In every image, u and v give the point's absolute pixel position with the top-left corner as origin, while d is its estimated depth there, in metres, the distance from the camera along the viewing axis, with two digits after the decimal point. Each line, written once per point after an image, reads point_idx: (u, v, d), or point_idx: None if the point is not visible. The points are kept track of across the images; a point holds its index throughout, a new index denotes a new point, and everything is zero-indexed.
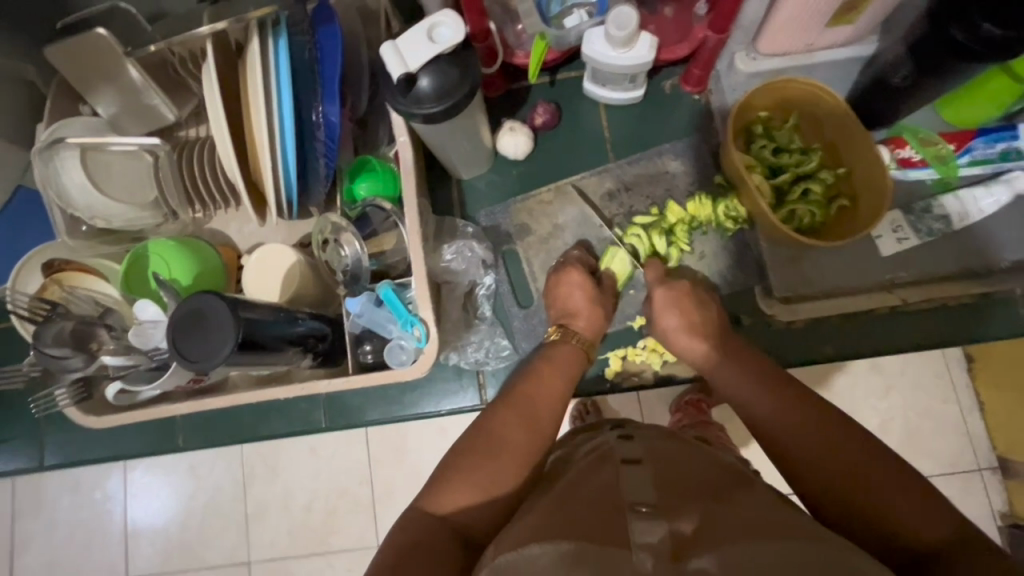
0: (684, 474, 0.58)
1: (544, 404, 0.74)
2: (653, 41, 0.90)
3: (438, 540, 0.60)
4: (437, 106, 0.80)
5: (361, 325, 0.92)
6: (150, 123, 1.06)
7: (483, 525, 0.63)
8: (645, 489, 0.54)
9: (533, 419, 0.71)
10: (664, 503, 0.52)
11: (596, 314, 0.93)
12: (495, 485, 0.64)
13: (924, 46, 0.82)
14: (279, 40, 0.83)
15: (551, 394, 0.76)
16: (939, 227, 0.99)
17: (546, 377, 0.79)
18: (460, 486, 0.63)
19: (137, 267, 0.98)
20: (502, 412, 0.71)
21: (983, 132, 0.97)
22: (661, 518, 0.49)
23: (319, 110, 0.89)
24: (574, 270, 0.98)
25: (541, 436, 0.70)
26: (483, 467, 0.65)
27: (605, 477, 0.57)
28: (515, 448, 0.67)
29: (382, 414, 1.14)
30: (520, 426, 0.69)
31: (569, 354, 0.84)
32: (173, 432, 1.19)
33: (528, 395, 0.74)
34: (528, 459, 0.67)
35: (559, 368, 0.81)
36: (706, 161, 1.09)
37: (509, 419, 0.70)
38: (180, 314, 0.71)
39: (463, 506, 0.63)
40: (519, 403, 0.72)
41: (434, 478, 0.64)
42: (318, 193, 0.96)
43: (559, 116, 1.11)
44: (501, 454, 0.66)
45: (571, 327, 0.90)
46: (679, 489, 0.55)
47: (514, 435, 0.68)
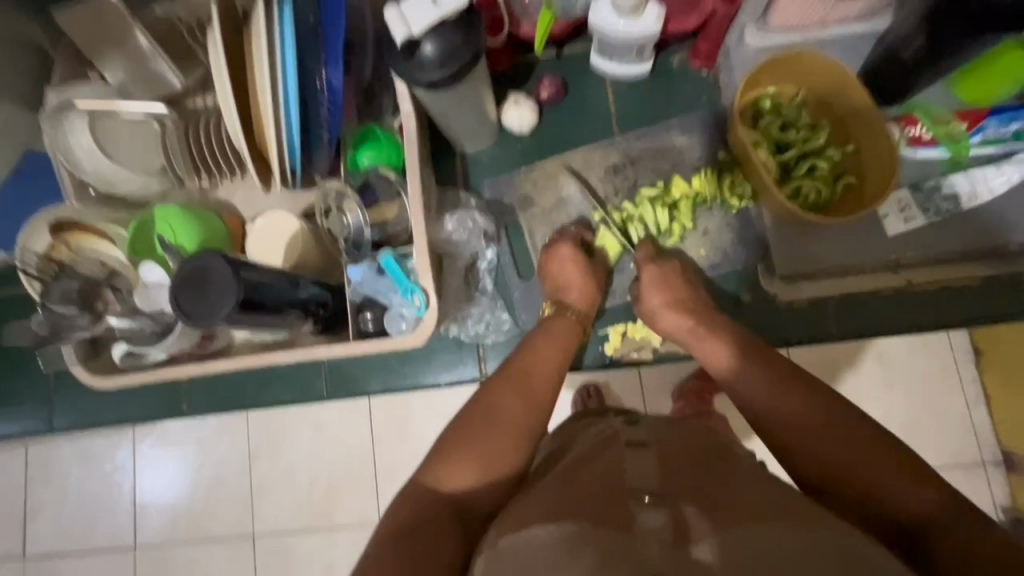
0: (687, 453, 0.59)
1: (540, 379, 0.74)
2: (660, 10, 0.89)
3: (439, 519, 0.60)
4: (441, 72, 0.80)
5: (363, 292, 0.94)
6: (153, 89, 1.04)
7: (480, 502, 0.63)
8: (649, 473, 0.54)
9: (533, 403, 0.71)
10: (669, 488, 0.52)
11: (585, 287, 0.93)
12: (492, 465, 0.64)
13: (936, 18, 0.80)
14: (284, 3, 0.83)
15: (547, 368, 0.76)
16: (948, 207, 0.98)
17: (539, 350, 0.79)
18: (455, 462, 0.64)
19: (142, 232, 0.99)
20: (500, 388, 0.71)
21: (997, 110, 0.94)
22: (667, 499, 0.49)
23: (322, 75, 0.89)
24: (559, 246, 0.97)
25: (538, 404, 0.71)
26: (482, 442, 0.65)
27: (610, 456, 0.58)
28: (509, 422, 0.68)
29: (382, 384, 1.16)
30: (513, 401, 0.70)
31: (564, 327, 0.84)
32: (178, 398, 1.21)
33: (521, 368, 0.74)
34: (524, 438, 0.68)
35: (562, 345, 0.81)
36: (713, 137, 1.08)
37: (507, 393, 0.70)
38: (184, 272, 0.72)
39: (463, 486, 0.63)
40: (515, 377, 0.73)
41: (435, 453, 0.65)
42: (321, 162, 0.97)
43: (564, 90, 1.11)
44: (504, 430, 0.67)
45: (565, 301, 0.91)
46: (684, 471, 0.55)
47: (509, 412, 0.69)
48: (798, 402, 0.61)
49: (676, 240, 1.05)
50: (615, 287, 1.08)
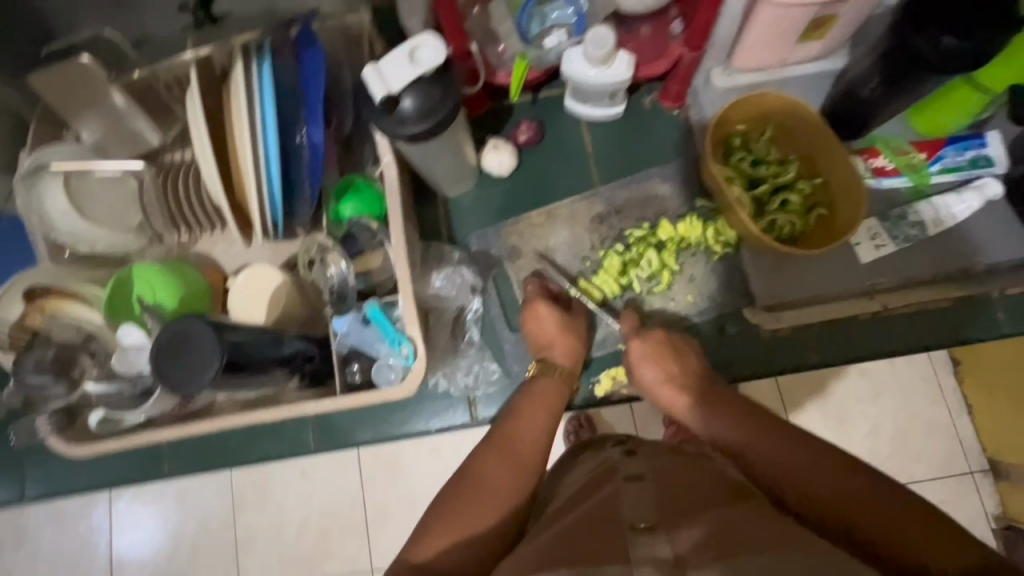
0: (680, 480, 0.58)
1: (528, 440, 0.73)
2: (630, 58, 0.91)
3: None
4: (421, 126, 0.81)
5: (348, 344, 0.92)
6: (133, 147, 1.06)
7: (464, 570, 0.60)
8: (643, 505, 0.54)
9: (520, 464, 0.69)
10: (662, 518, 0.52)
11: (571, 344, 0.92)
12: (475, 531, 0.62)
13: (893, 57, 0.84)
14: (263, 63, 0.84)
15: (532, 432, 0.74)
16: (915, 233, 1.00)
17: (526, 411, 0.77)
18: (442, 528, 0.62)
19: (121, 291, 0.97)
20: (487, 454, 0.70)
21: (952, 139, 0.99)
22: (660, 532, 0.50)
23: (303, 131, 0.88)
24: (542, 305, 0.95)
25: (524, 469, 0.69)
26: (466, 510, 0.63)
27: (604, 494, 0.57)
28: (499, 487, 0.66)
29: (371, 435, 1.11)
30: (500, 465, 0.69)
31: (550, 387, 0.83)
32: (157, 459, 1.15)
33: (509, 429, 0.74)
34: (509, 499, 0.66)
35: (550, 401, 0.80)
36: (689, 174, 1.11)
37: (496, 463, 0.69)
38: (166, 337, 0.70)
39: (434, 552, 0.60)
40: (499, 443, 0.71)
41: (421, 524, 0.63)
42: (303, 215, 0.94)
43: (542, 132, 1.13)
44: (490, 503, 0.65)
45: (550, 357, 0.90)
46: (678, 500, 0.55)
47: (497, 476, 0.67)
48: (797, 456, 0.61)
49: (664, 286, 1.06)
50: (605, 336, 1.08)
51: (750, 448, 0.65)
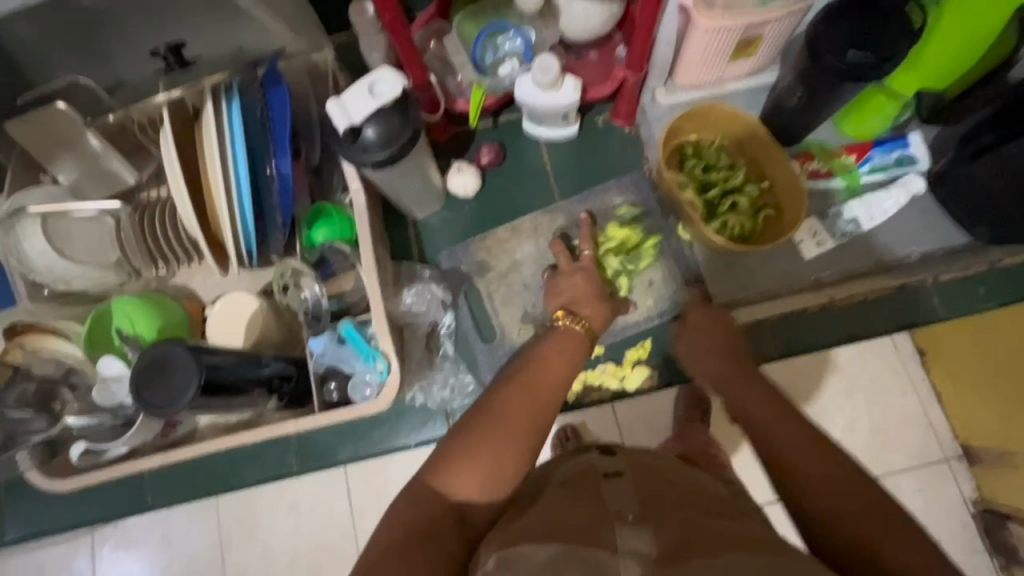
0: (663, 482, 0.59)
1: (548, 383, 0.72)
2: (577, 82, 0.99)
3: (444, 525, 0.57)
4: (384, 152, 0.87)
5: (325, 364, 0.95)
6: (109, 186, 1.11)
7: (478, 510, 0.60)
8: (627, 498, 0.54)
9: (540, 403, 0.68)
10: (646, 511, 0.52)
11: (598, 304, 0.93)
12: (500, 468, 0.61)
13: (809, 76, 0.93)
14: (232, 102, 0.89)
15: (552, 376, 0.73)
16: (850, 229, 1.08)
17: (546, 360, 0.76)
18: (467, 462, 0.61)
19: (98, 328, 1.00)
20: (510, 392, 0.68)
21: (878, 142, 1.08)
22: (647, 527, 0.49)
23: (272, 163, 0.93)
24: (563, 254, 1.02)
25: (544, 409, 0.68)
26: (489, 445, 0.62)
27: (588, 489, 0.57)
28: (521, 426, 0.65)
29: (353, 452, 1.14)
30: (521, 405, 0.67)
31: (569, 339, 0.82)
32: (140, 492, 1.16)
33: (529, 371, 0.72)
34: (529, 441, 0.64)
35: (571, 352, 0.80)
36: (643, 186, 1.18)
37: (519, 401, 0.67)
38: (142, 364, 0.73)
39: (465, 490, 0.60)
40: (521, 391, 0.69)
41: (441, 455, 0.62)
42: (276, 243, 0.98)
43: (503, 153, 1.20)
44: (513, 442, 0.63)
45: (578, 312, 0.89)
46: (659, 499, 0.54)
47: (518, 417, 0.65)
48: (826, 471, 0.59)
49: (646, 263, 1.13)
50: None
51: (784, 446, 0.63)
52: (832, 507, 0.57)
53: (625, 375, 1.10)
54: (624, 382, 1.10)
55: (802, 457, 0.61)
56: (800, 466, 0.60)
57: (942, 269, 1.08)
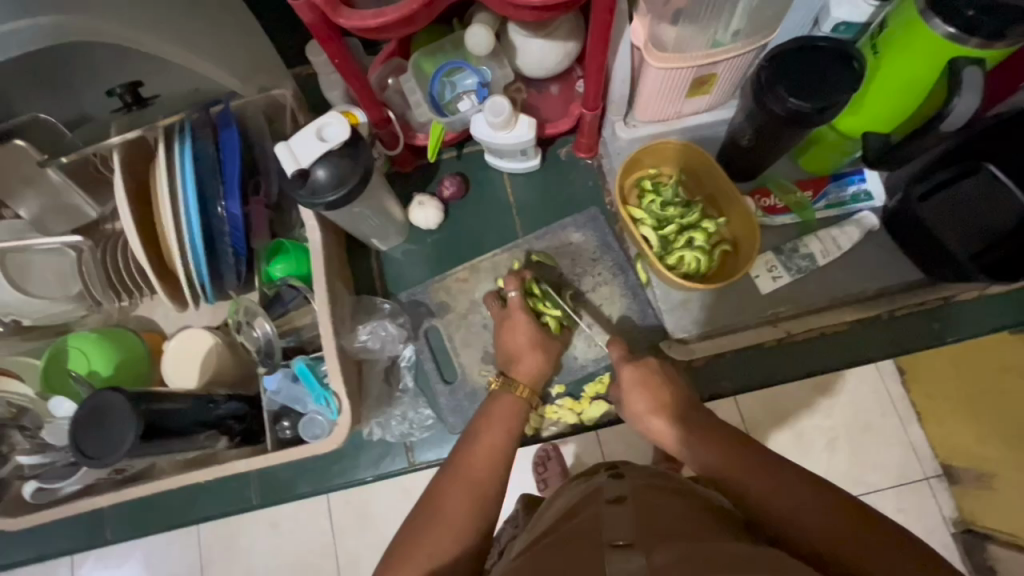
0: (665, 507, 0.56)
1: (483, 459, 0.71)
2: (531, 121, 1.00)
3: None
4: (336, 193, 0.87)
5: (279, 401, 0.96)
6: (72, 221, 1.13)
7: None
8: (622, 526, 0.51)
9: (476, 482, 0.68)
10: (640, 537, 0.49)
11: (535, 357, 0.93)
12: (446, 562, 0.61)
13: (756, 120, 0.93)
14: (184, 145, 0.92)
15: (487, 449, 0.73)
16: (806, 265, 1.09)
17: (484, 432, 0.75)
18: (406, 563, 0.60)
19: (54, 363, 1.00)
20: (445, 483, 0.68)
21: (834, 177, 1.09)
22: (637, 552, 0.46)
23: (222, 204, 0.93)
24: (495, 304, 1.02)
25: (484, 487, 0.67)
26: (424, 543, 0.61)
27: (588, 517, 0.55)
28: (455, 518, 0.64)
29: (312, 486, 1.13)
30: (457, 499, 0.66)
31: (508, 404, 0.82)
32: (100, 525, 1.16)
33: (462, 447, 0.73)
34: (473, 525, 0.64)
35: (506, 416, 0.79)
36: (603, 220, 1.19)
37: (453, 488, 0.67)
38: (81, 412, 0.74)
39: None
40: (460, 474, 0.68)
41: (383, 564, 0.61)
42: (231, 279, 0.99)
43: (466, 186, 1.21)
44: (452, 528, 0.63)
45: (512, 372, 0.91)
46: (656, 526, 0.51)
47: (452, 509, 0.64)
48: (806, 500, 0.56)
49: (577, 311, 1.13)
50: None
51: (761, 484, 0.59)
52: (824, 538, 0.54)
53: (583, 409, 1.10)
54: (582, 416, 1.10)
55: (776, 495, 0.58)
56: (783, 509, 0.57)
57: (897, 304, 1.09)
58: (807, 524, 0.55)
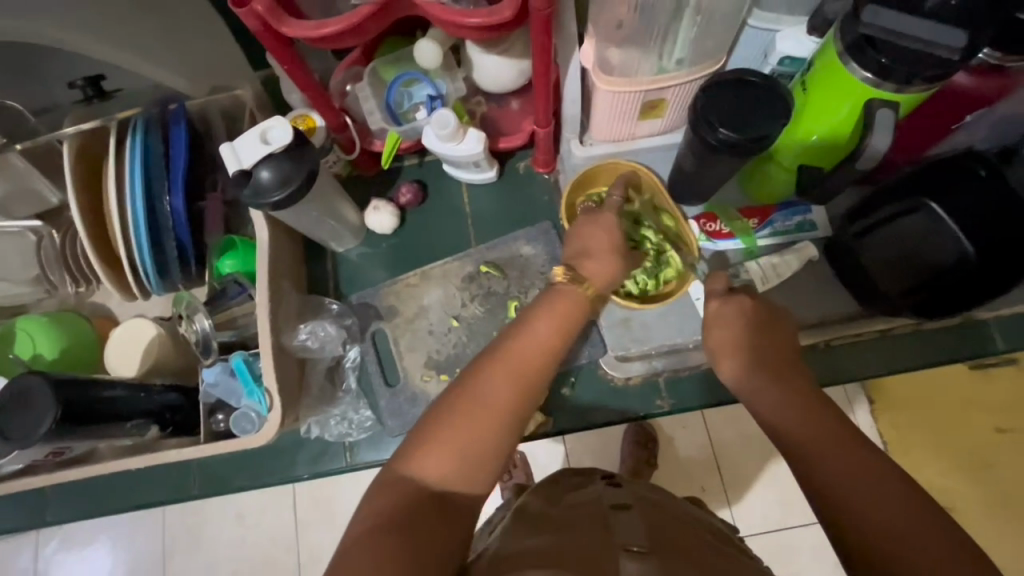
0: (669, 522, 0.61)
1: (532, 351, 0.62)
2: (480, 135, 1.03)
3: (425, 508, 0.53)
4: (281, 192, 0.89)
5: (215, 395, 0.98)
6: (33, 205, 1.14)
7: (462, 499, 0.55)
8: (636, 532, 0.57)
9: (520, 377, 0.60)
10: (654, 547, 0.55)
11: (608, 249, 0.77)
12: (478, 448, 0.56)
13: (693, 149, 0.95)
14: (134, 139, 0.95)
15: (533, 348, 0.63)
16: (746, 290, 1.09)
17: (535, 325, 0.65)
18: (446, 442, 0.55)
19: (3, 343, 1.03)
20: (485, 371, 0.60)
21: (780, 206, 1.10)
22: (654, 561, 0.52)
23: (167, 199, 0.96)
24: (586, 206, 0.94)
25: (523, 394, 0.59)
26: (463, 428, 0.56)
27: (596, 517, 0.60)
28: (495, 408, 0.57)
29: (251, 480, 1.15)
30: (501, 385, 0.59)
31: (574, 302, 0.69)
32: (43, 505, 1.17)
33: (507, 346, 0.62)
34: (505, 433, 0.58)
35: (561, 316, 0.67)
36: (554, 236, 1.21)
37: (496, 381, 0.59)
38: (2, 394, 0.77)
39: (442, 473, 0.55)
40: (509, 364, 0.60)
41: (416, 433, 0.57)
42: (176, 273, 1.01)
43: (424, 193, 1.23)
44: (490, 427, 0.57)
45: (580, 268, 0.74)
46: (664, 538, 0.57)
47: (499, 395, 0.58)
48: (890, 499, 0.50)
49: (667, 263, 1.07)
50: None
51: (851, 488, 0.51)
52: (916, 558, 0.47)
53: None
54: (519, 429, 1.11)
55: (867, 492, 0.51)
56: (853, 507, 0.51)
57: (836, 333, 1.10)
58: (889, 524, 0.49)
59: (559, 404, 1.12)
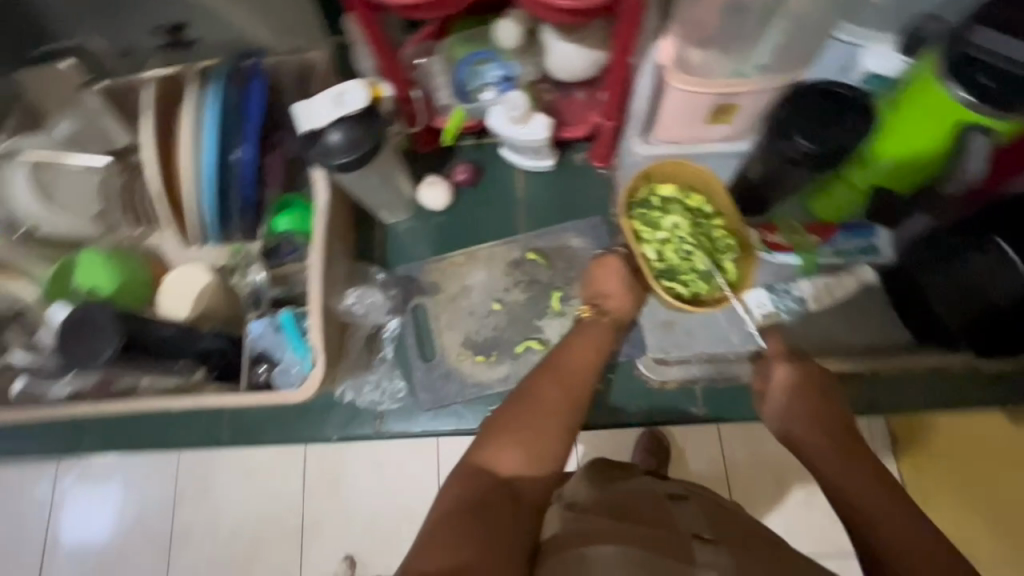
0: (719, 511, 0.68)
1: (578, 373, 0.77)
2: (547, 121, 1.03)
3: (495, 494, 0.63)
4: (348, 156, 0.91)
5: (260, 346, 1.00)
6: (99, 143, 1.13)
7: (528, 488, 0.66)
8: (699, 522, 0.64)
9: (570, 387, 0.74)
10: (718, 536, 0.62)
11: (623, 294, 1.00)
12: (541, 450, 0.67)
13: (766, 155, 0.94)
14: (213, 89, 0.97)
15: (584, 360, 0.80)
16: (793, 306, 1.10)
17: (577, 349, 0.82)
18: (510, 437, 0.67)
19: (64, 272, 1.07)
20: (542, 380, 0.74)
21: (844, 226, 1.08)
22: (722, 549, 0.59)
23: (238, 150, 0.98)
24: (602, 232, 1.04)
25: (574, 400, 0.73)
26: (530, 426, 0.68)
27: (660, 506, 0.67)
28: (551, 407, 0.71)
29: (280, 435, 1.17)
30: (555, 389, 0.73)
31: (600, 331, 0.90)
32: (79, 433, 1.21)
33: (560, 359, 0.79)
34: (563, 430, 0.70)
35: (596, 348, 0.84)
36: (603, 232, 1.20)
37: (551, 387, 0.73)
38: (69, 320, 0.83)
39: (513, 467, 0.66)
40: (554, 374, 0.76)
41: (488, 432, 0.69)
42: (236, 224, 1.04)
43: (479, 174, 1.24)
44: (553, 430, 0.69)
45: (603, 306, 0.99)
46: (720, 527, 0.64)
47: (552, 397, 0.72)
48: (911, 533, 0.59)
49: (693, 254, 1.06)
50: (511, 370, 1.14)
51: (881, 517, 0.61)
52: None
53: None
54: None
55: (892, 525, 0.60)
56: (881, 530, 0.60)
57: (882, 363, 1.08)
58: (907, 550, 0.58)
59: (591, 400, 1.12)
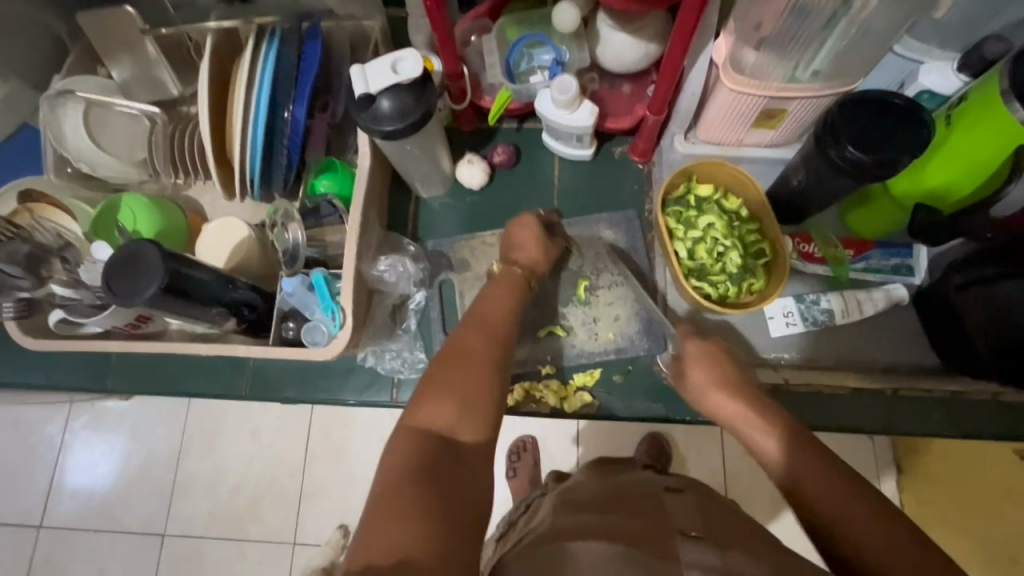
0: (716, 508, 0.67)
1: (496, 314, 0.85)
2: (593, 108, 1.03)
3: (428, 447, 0.63)
4: (395, 124, 0.92)
5: (291, 303, 1.02)
6: (154, 93, 1.17)
7: (456, 437, 0.66)
8: (692, 519, 0.62)
9: (489, 330, 0.80)
10: (709, 531, 0.60)
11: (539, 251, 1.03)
12: (469, 396, 0.69)
13: (812, 162, 0.93)
14: (271, 47, 0.98)
15: (501, 309, 0.86)
16: (823, 318, 1.08)
17: (489, 291, 0.90)
18: (440, 394, 0.67)
19: (107, 213, 1.10)
20: (468, 332, 0.79)
21: (880, 245, 1.09)
22: (709, 546, 0.57)
23: (290, 109, 0.99)
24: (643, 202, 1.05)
25: (496, 337, 0.80)
26: (455, 381, 0.69)
27: (653, 503, 0.66)
28: (475, 352, 0.75)
29: (297, 394, 1.19)
30: (479, 341, 0.77)
31: (505, 282, 0.93)
32: (103, 373, 1.24)
33: (481, 309, 0.85)
34: (487, 377, 0.72)
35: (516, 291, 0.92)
36: (636, 226, 1.20)
37: (475, 336, 0.78)
38: (117, 256, 0.83)
39: (443, 420, 0.66)
40: (476, 322, 0.81)
41: (419, 391, 0.69)
42: (279, 182, 1.05)
43: (517, 157, 1.24)
44: (473, 369, 0.72)
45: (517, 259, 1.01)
46: (716, 521, 0.63)
47: (473, 344, 0.76)
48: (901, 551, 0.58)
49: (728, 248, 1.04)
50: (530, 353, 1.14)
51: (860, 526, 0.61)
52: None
53: (567, 396, 1.12)
54: (564, 403, 1.12)
55: (873, 536, 0.60)
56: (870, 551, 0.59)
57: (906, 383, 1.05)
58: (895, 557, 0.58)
59: (607, 390, 1.12)
